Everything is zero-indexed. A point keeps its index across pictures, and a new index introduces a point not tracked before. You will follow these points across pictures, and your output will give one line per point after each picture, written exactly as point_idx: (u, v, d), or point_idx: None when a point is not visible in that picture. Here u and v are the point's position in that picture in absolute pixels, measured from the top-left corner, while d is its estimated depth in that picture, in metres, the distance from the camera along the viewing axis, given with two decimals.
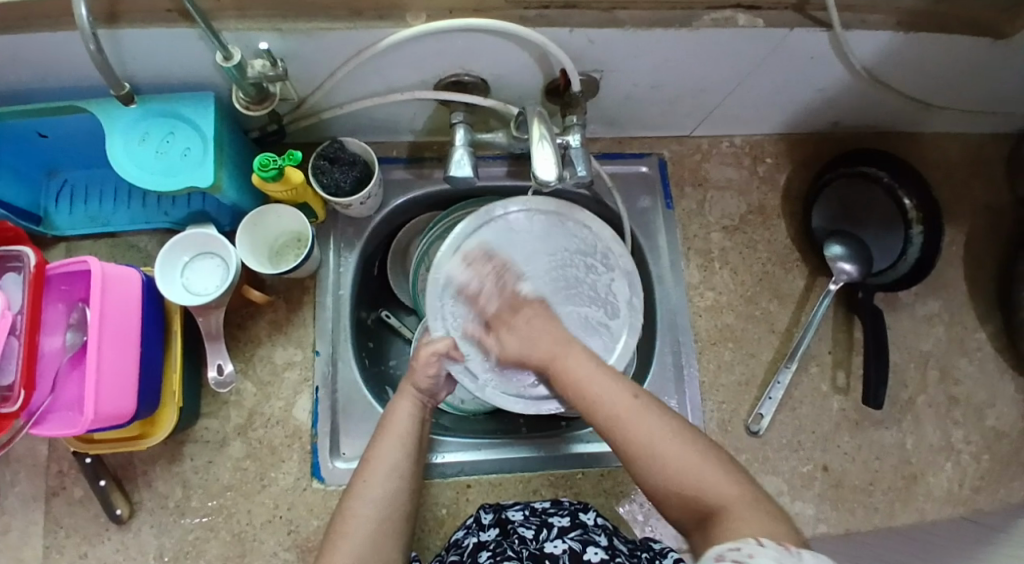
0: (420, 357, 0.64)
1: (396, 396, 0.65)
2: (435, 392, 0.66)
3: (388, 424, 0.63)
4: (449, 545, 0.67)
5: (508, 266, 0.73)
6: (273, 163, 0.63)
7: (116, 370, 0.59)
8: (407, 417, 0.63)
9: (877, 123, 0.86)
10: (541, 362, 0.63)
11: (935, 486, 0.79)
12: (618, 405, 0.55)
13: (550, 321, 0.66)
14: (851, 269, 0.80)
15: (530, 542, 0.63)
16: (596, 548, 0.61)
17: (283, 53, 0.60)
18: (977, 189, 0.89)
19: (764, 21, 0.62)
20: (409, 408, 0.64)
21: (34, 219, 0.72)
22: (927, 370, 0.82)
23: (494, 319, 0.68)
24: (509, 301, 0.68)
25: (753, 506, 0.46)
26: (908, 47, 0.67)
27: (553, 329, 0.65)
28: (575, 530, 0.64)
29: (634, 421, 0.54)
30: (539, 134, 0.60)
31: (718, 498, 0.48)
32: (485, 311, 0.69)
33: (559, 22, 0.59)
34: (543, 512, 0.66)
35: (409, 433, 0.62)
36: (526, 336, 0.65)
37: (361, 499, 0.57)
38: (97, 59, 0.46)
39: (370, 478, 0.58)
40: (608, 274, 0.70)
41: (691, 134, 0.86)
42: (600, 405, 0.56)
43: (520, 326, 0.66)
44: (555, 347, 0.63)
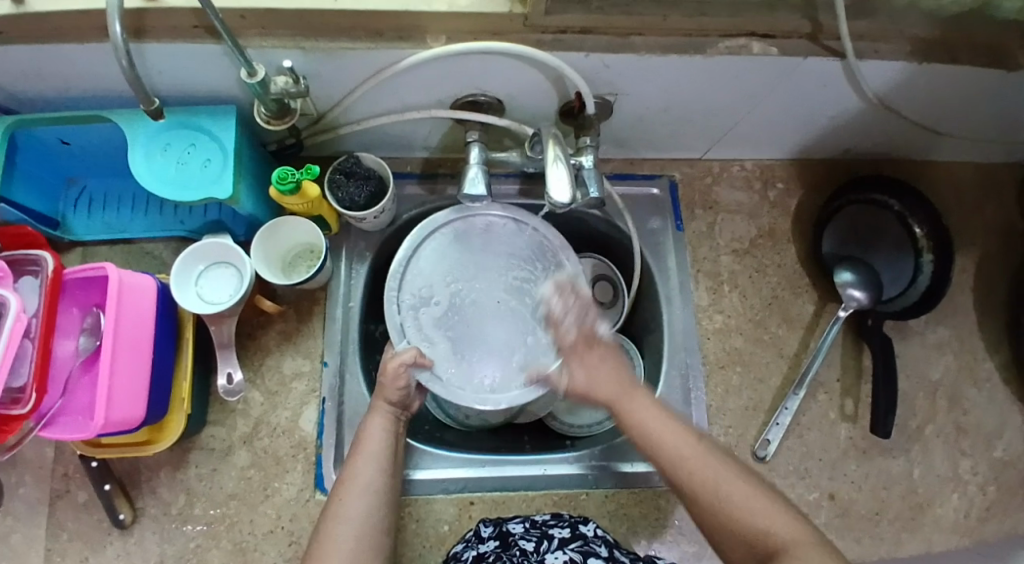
0: (389, 369, 0.67)
1: (369, 412, 0.66)
2: (408, 404, 0.69)
3: (365, 442, 0.63)
4: (449, 558, 0.67)
5: (570, 298, 0.72)
6: (291, 176, 0.64)
7: (128, 376, 0.60)
8: (380, 436, 0.64)
9: (888, 151, 0.87)
10: (605, 397, 0.63)
11: (944, 517, 0.78)
12: (682, 448, 0.56)
13: (618, 364, 0.65)
14: (861, 296, 0.79)
15: (531, 554, 0.62)
16: (597, 558, 0.61)
17: (305, 70, 0.62)
18: (988, 219, 0.89)
19: (778, 49, 0.63)
20: (381, 424, 0.65)
21: (53, 225, 0.73)
22: (936, 399, 0.82)
23: (568, 351, 0.67)
24: (586, 332, 0.67)
25: (817, 545, 0.46)
26: (921, 77, 0.67)
27: (617, 371, 0.64)
28: (575, 542, 0.63)
29: (698, 463, 0.54)
30: (553, 155, 0.61)
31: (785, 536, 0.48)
32: (563, 339, 0.69)
33: (575, 47, 0.60)
34: (543, 524, 0.67)
35: (382, 452, 0.63)
36: (588, 374, 0.64)
37: (340, 517, 0.57)
38: (129, 75, 0.46)
39: (348, 494, 0.59)
40: (579, 302, 0.71)
41: (702, 157, 0.87)
42: (666, 446, 0.57)
43: (590, 360, 0.65)
44: (618, 389, 0.62)
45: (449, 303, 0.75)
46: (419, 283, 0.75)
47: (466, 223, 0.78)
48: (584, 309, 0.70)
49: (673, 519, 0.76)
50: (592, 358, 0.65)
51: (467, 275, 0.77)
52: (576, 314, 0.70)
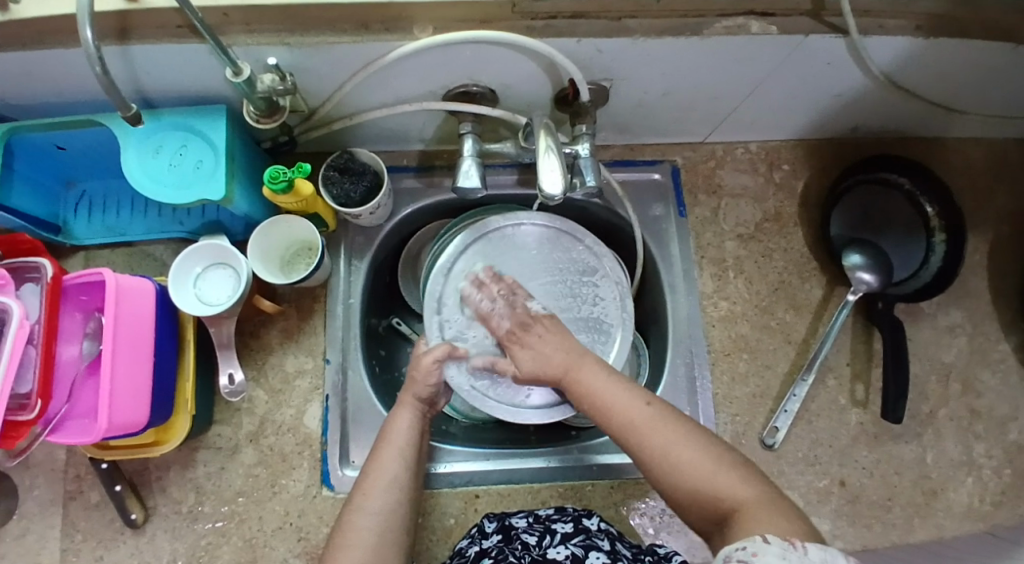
0: (421, 366, 0.65)
1: (397, 407, 0.65)
2: (435, 401, 0.67)
3: (388, 435, 0.63)
4: (452, 555, 0.67)
5: (492, 287, 0.69)
6: (283, 174, 0.64)
7: (129, 379, 0.60)
8: (406, 428, 0.64)
9: (898, 128, 0.84)
10: (555, 374, 0.61)
11: (957, 501, 0.76)
12: (636, 415, 0.56)
13: (565, 336, 0.63)
14: (871, 278, 0.77)
15: (533, 548, 0.62)
16: (599, 553, 0.61)
17: (293, 66, 0.61)
18: (1002, 195, 0.86)
19: (778, 28, 0.60)
20: (408, 418, 0.64)
21: (54, 230, 0.74)
22: (949, 382, 0.80)
23: (507, 341, 0.65)
24: (519, 317, 0.65)
25: (769, 509, 0.47)
26: (930, 52, 0.65)
27: (565, 343, 0.63)
28: (578, 536, 0.63)
29: (652, 430, 0.54)
30: (546, 145, 0.60)
31: (736, 502, 0.49)
32: (498, 330, 0.66)
33: (566, 33, 0.59)
34: (546, 519, 0.67)
35: (409, 444, 0.63)
36: (534, 354, 0.62)
37: (360, 511, 0.58)
38: (105, 82, 0.46)
39: (370, 490, 0.59)
40: (503, 289, 0.69)
41: (705, 140, 0.85)
42: (615, 415, 0.57)
43: (533, 342, 0.63)
44: (567, 360, 0.61)
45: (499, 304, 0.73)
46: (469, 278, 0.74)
47: (498, 233, 0.76)
48: (511, 293, 0.68)
49: None
50: (531, 338, 0.63)
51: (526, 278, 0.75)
52: (505, 299, 0.68)
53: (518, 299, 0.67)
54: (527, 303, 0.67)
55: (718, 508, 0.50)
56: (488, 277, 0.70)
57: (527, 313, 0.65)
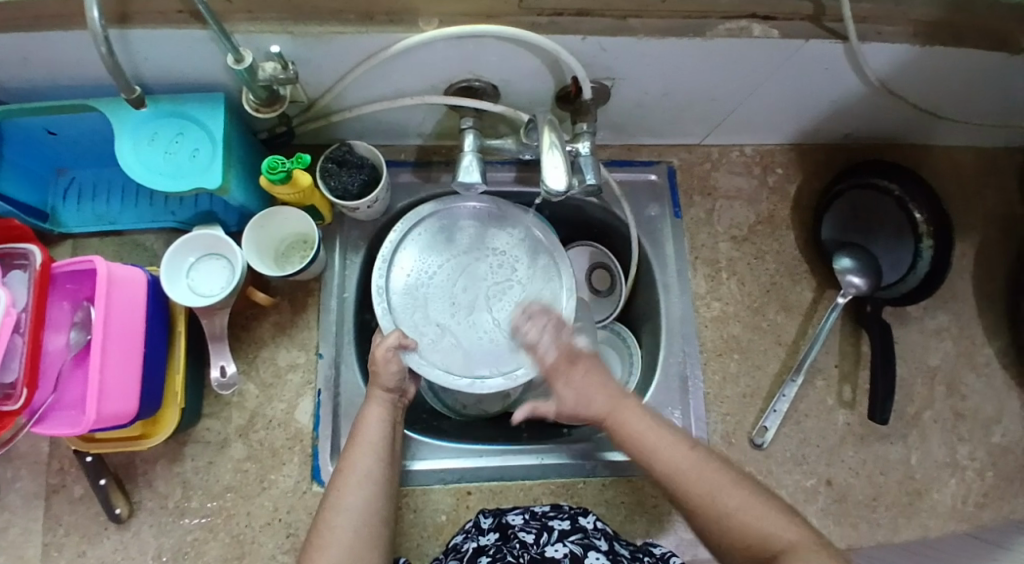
0: (378, 356, 0.66)
1: (365, 405, 0.65)
2: (405, 390, 0.68)
3: (358, 434, 0.63)
4: (448, 550, 0.67)
5: (541, 319, 0.71)
6: (282, 165, 0.63)
7: (119, 372, 0.59)
8: (377, 426, 0.64)
9: (889, 135, 0.86)
10: (597, 414, 0.63)
11: (940, 501, 0.78)
12: (677, 453, 0.59)
13: (602, 378, 0.65)
14: (860, 282, 0.79)
15: (530, 546, 0.62)
16: (597, 552, 0.61)
17: (294, 55, 0.60)
18: (987, 203, 0.88)
19: (780, 32, 0.61)
20: (380, 415, 0.65)
21: (41, 216, 0.72)
22: (934, 385, 0.82)
23: (553, 373, 0.66)
24: (565, 349, 0.68)
25: (816, 550, 0.50)
26: (924, 60, 0.66)
27: (606, 386, 0.64)
28: (576, 534, 0.64)
29: (693, 472, 0.57)
30: (549, 142, 0.60)
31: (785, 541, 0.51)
32: (543, 360, 0.68)
33: (572, 30, 0.59)
34: (543, 516, 0.67)
35: (381, 441, 0.63)
36: (578, 393, 0.64)
37: (338, 510, 0.57)
38: (110, 64, 0.45)
39: (347, 487, 0.59)
40: (550, 322, 0.71)
41: (701, 142, 0.86)
42: (658, 461, 0.59)
43: (577, 380, 0.65)
44: (610, 404, 0.63)
45: (458, 292, 0.77)
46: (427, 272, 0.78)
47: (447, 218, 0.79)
48: (557, 327, 0.70)
49: (671, 507, 0.76)
50: (577, 375, 0.65)
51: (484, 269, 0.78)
52: (552, 333, 0.70)
53: (565, 334, 0.70)
54: (573, 339, 0.70)
55: (765, 546, 0.52)
56: (537, 310, 0.73)
57: (575, 348, 0.68)
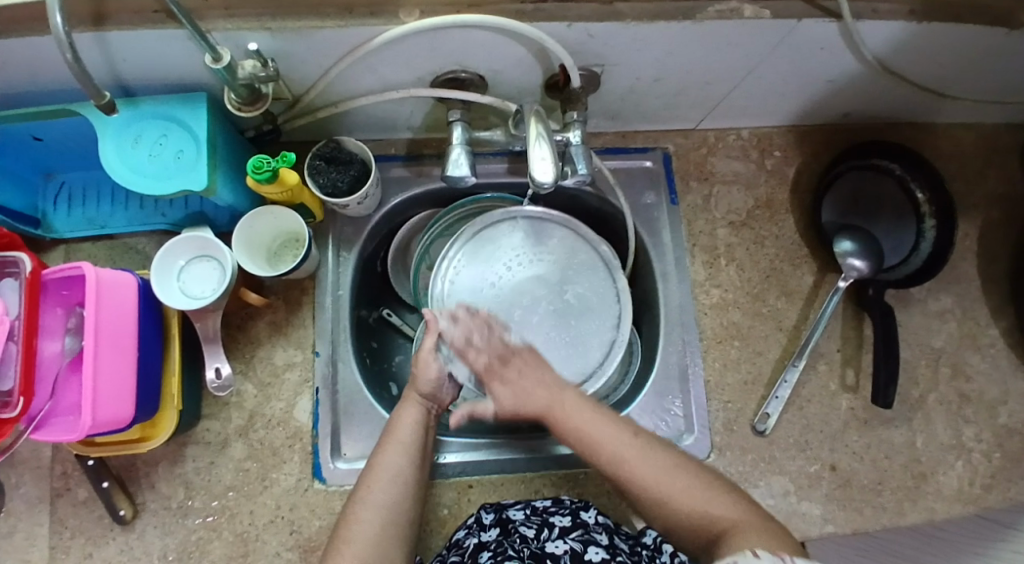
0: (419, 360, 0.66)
1: (403, 403, 0.67)
2: (441, 398, 0.68)
3: (393, 431, 0.64)
4: (450, 545, 0.68)
5: (465, 320, 0.66)
6: (266, 165, 0.62)
7: (114, 375, 0.59)
8: (410, 424, 0.65)
9: (890, 113, 0.84)
10: (537, 412, 0.62)
11: (946, 484, 0.77)
12: (623, 445, 0.57)
13: (542, 372, 0.64)
14: (862, 264, 0.77)
15: (531, 541, 0.63)
16: (598, 548, 0.62)
17: (275, 52, 0.59)
18: (992, 179, 0.86)
19: (772, 12, 0.59)
20: (413, 416, 0.66)
21: (32, 223, 0.72)
22: (939, 367, 0.81)
23: (485, 376, 0.64)
24: (496, 350, 0.65)
25: (768, 530, 0.48)
26: (924, 37, 0.64)
27: (544, 378, 0.64)
28: (577, 530, 0.64)
29: (638, 460, 0.56)
30: (535, 133, 0.59)
31: (725, 524, 0.51)
32: (474, 365, 0.65)
33: (557, 17, 0.58)
34: (544, 512, 0.67)
35: (412, 441, 0.64)
36: (517, 392, 0.63)
37: (364, 503, 0.59)
38: (76, 70, 0.44)
39: (375, 483, 0.60)
40: (478, 322, 0.67)
41: (696, 127, 0.84)
42: (601, 445, 0.58)
43: (512, 378, 0.63)
44: (550, 395, 0.62)
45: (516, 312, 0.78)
46: (471, 277, 0.78)
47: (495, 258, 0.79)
48: (486, 327, 0.66)
49: None
50: (519, 366, 0.64)
51: (562, 257, 0.80)
52: (480, 331, 0.66)
53: (496, 330, 0.67)
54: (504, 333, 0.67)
55: (705, 528, 0.51)
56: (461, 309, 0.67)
57: (504, 344, 0.65)
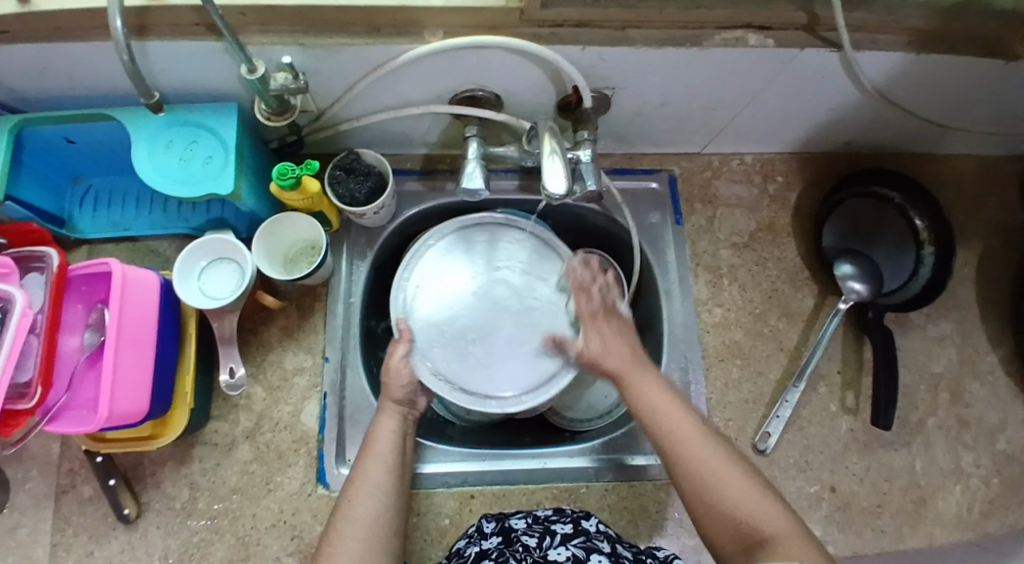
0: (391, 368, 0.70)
1: (380, 413, 0.68)
2: (416, 401, 0.70)
3: (375, 443, 0.65)
4: (450, 555, 0.68)
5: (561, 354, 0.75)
6: (292, 171, 0.65)
7: (131, 370, 0.61)
8: (389, 436, 0.66)
9: (889, 144, 0.87)
10: (610, 367, 0.66)
11: (946, 509, 0.78)
12: (687, 425, 0.59)
13: (631, 338, 0.69)
14: (861, 288, 0.79)
15: (533, 550, 0.63)
16: (600, 555, 0.61)
17: (305, 66, 0.62)
18: (989, 210, 0.89)
19: (775, 41, 0.63)
20: (391, 425, 0.67)
21: (58, 223, 0.74)
22: (938, 392, 0.82)
23: (586, 319, 0.70)
24: (603, 305, 0.71)
25: (803, 541, 0.49)
26: (922, 68, 0.67)
27: (624, 349, 0.67)
28: (578, 538, 0.64)
29: (699, 447, 0.56)
30: (549, 148, 0.61)
31: (773, 528, 0.50)
32: (580, 307, 0.71)
33: (572, 41, 0.61)
34: (544, 520, 0.68)
35: (392, 452, 0.64)
36: (602, 341, 0.68)
37: (350, 519, 0.58)
38: (130, 70, 0.47)
39: (358, 495, 0.60)
40: (603, 277, 0.74)
41: (702, 151, 0.87)
42: (666, 419, 0.60)
43: (607, 329, 0.69)
44: (628, 364, 0.65)
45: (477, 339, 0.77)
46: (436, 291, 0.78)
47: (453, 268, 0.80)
48: (608, 285, 0.73)
49: (675, 513, 0.76)
50: (608, 328, 0.69)
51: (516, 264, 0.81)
52: (598, 283, 0.73)
53: (610, 297, 0.72)
54: (618, 302, 0.72)
55: (751, 529, 0.51)
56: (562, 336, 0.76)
57: (612, 307, 0.71)
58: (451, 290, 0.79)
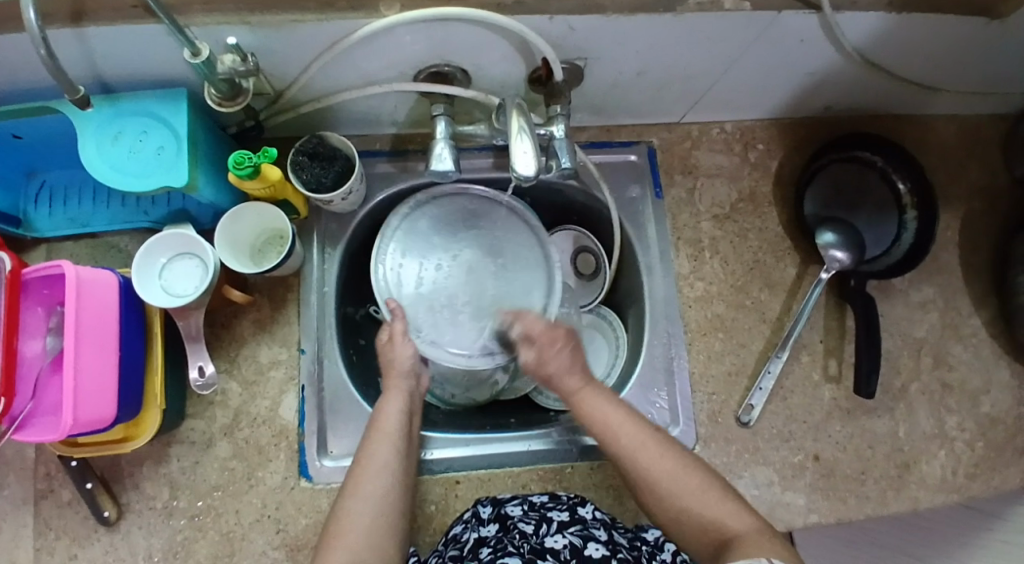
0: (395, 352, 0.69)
1: (385, 392, 0.68)
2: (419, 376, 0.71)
3: (379, 423, 0.65)
4: (447, 540, 0.68)
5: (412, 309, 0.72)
6: (248, 160, 0.61)
7: (94, 374, 0.58)
8: (396, 414, 0.66)
9: (870, 107, 0.84)
10: (570, 387, 0.66)
11: (929, 473, 0.78)
12: (640, 439, 0.61)
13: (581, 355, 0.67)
14: (843, 256, 0.78)
15: (530, 536, 0.65)
16: (596, 544, 0.65)
17: (255, 46, 0.59)
18: (971, 170, 0.87)
19: (752, 4, 0.59)
20: (398, 402, 0.67)
21: (13, 222, 0.71)
22: (921, 357, 0.81)
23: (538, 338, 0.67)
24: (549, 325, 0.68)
25: (773, 541, 0.51)
26: (906, 28, 0.65)
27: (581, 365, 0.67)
28: (575, 525, 0.67)
29: (656, 455, 0.59)
30: (517, 127, 0.59)
31: (737, 530, 0.53)
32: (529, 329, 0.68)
33: (538, 10, 0.57)
34: (542, 506, 0.69)
35: (397, 430, 0.64)
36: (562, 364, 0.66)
37: (356, 497, 0.59)
38: (51, 64, 0.44)
39: (366, 474, 0.60)
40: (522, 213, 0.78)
41: (680, 121, 0.84)
42: (620, 437, 0.61)
43: (556, 355, 0.66)
44: (583, 379, 0.66)
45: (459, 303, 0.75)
46: (418, 267, 0.75)
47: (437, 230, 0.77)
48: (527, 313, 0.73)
49: None
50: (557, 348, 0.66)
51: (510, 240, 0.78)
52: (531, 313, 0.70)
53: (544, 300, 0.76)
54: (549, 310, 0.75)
55: (711, 526, 0.55)
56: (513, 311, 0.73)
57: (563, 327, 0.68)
58: (425, 263, 0.75)
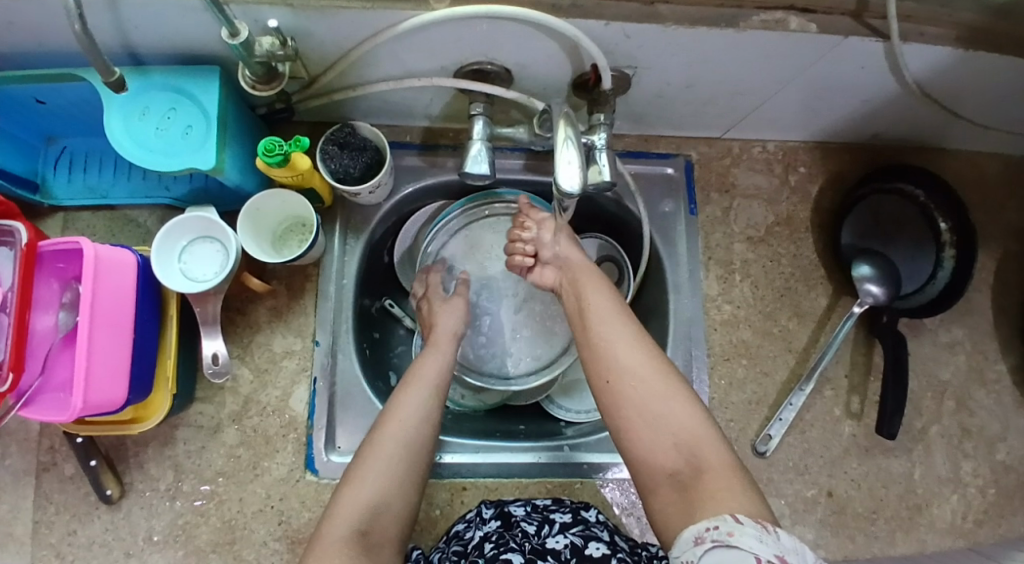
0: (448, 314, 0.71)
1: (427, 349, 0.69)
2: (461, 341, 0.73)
3: (416, 374, 0.66)
4: (450, 537, 0.66)
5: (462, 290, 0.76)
6: (278, 148, 0.59)
7: (106, 355, 0.57)
8: (433, 366, 0.67)
9: (917, 138, 0.82)
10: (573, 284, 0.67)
11: (940, 517, 0.77)
12: (619, 350, 0.58)
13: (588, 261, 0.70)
14: (878, 291, 0.76)
15: (532, 537, 0.61)
16: (599, 543, 0.60)
17: (294, 30, 0.56)
18: (1013, 212, 0.84)
19: (817, 26, 0.57)
20: (436, 362, 0.68)
21: (32, 188, 0.69)
22: (944, 399, 0.80)
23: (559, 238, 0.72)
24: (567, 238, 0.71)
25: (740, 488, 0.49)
26: (974, 63, 0.62)
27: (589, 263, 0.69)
28: (577, 526, 0.63)
29: (629, 371, 0.56)
30: (564, 135, 0.56)
31: (705, 459, 0.52)
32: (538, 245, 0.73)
33: (594, 15, 0.55)
34: (545, 509, 0.66)
35: (436, 379, 0.66)
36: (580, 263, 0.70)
37: (386, 437, 0.60)
38: (85, 43, 0.42)
39: (396, 419, 0.61)
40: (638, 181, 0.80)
41: (722, 136, 0.81)
42: (602, 347, 0.58)
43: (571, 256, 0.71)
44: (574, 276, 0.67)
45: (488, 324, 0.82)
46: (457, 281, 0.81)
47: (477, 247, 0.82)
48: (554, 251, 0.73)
49: None
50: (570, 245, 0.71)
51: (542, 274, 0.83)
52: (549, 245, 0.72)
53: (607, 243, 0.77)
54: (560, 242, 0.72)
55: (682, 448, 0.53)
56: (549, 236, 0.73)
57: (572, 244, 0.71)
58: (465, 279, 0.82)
